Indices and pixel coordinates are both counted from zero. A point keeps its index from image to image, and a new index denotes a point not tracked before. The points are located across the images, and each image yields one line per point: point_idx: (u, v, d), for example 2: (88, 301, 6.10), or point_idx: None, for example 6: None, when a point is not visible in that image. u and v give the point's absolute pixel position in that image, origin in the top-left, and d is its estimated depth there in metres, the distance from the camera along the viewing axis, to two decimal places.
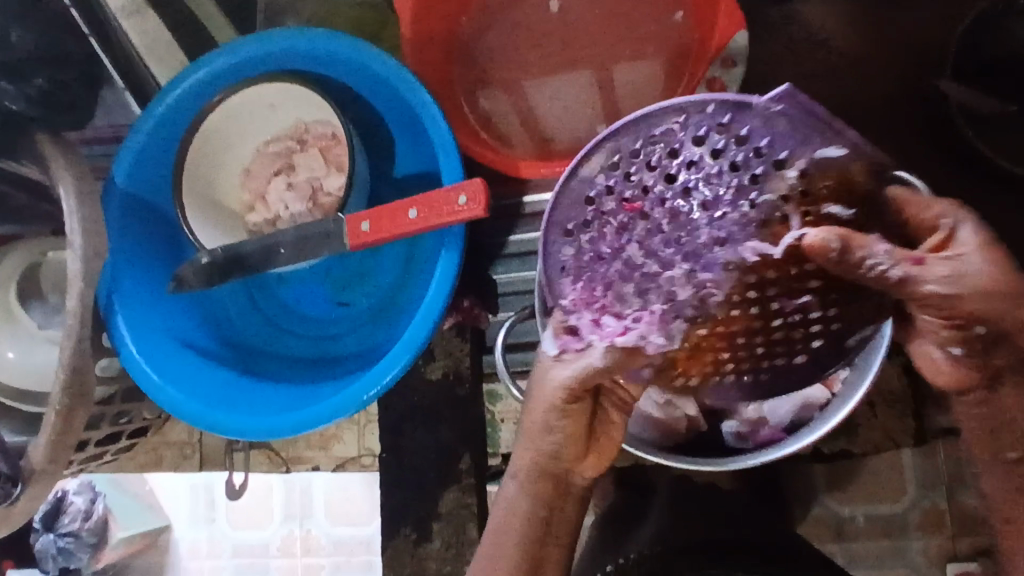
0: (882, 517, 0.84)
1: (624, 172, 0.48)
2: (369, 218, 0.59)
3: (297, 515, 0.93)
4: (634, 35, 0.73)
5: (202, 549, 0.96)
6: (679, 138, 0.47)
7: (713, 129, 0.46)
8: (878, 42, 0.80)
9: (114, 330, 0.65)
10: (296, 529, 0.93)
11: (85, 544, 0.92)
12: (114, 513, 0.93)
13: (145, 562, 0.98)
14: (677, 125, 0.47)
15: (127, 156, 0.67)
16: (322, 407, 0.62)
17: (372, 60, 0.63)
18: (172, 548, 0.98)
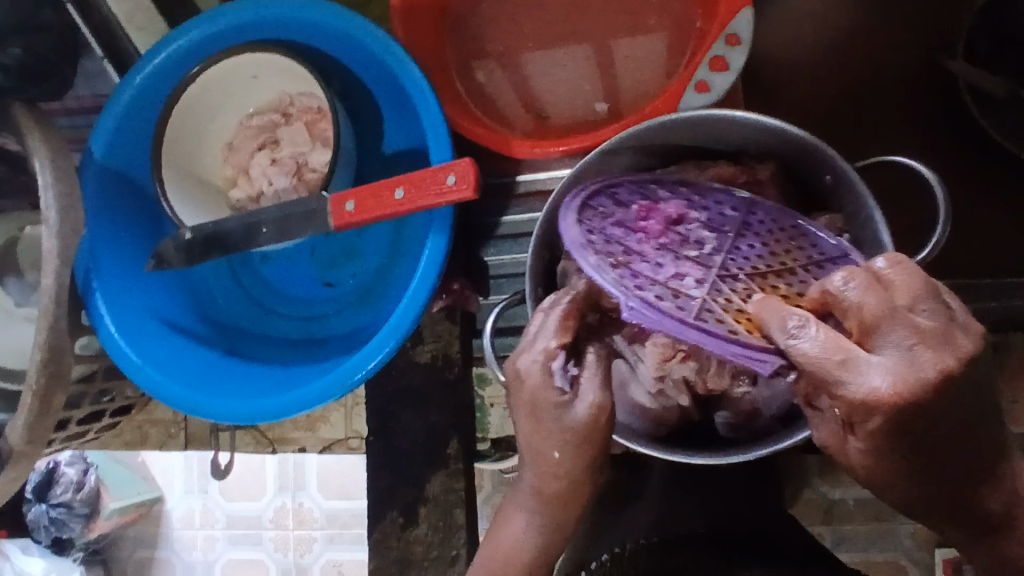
0: (872, 501, 0.87)
1: (607, 221, 0.49)
2: (354, 198, 0.56)
3: (290, 488, 1.07)
4: (634, 6, 0.70)
5: (196, 518, 1.12)
6: (604, 237, 0.47)
7: (623, 269, 0.44)
8: (890, 17, 0.76)
9: (91, 309, 0.63)
10: (288, 502, 1.07)
11: (79, 514, 1.07)
12: (105, 485, 1.08)
13: (137, 531, 1.15)
14: (591, 230, 0.47)
15: (104, 127, 0.64)
16: (307, 391, 0.60)
17: (359, 32, 0.60)
18: (164, 518, 1.14)
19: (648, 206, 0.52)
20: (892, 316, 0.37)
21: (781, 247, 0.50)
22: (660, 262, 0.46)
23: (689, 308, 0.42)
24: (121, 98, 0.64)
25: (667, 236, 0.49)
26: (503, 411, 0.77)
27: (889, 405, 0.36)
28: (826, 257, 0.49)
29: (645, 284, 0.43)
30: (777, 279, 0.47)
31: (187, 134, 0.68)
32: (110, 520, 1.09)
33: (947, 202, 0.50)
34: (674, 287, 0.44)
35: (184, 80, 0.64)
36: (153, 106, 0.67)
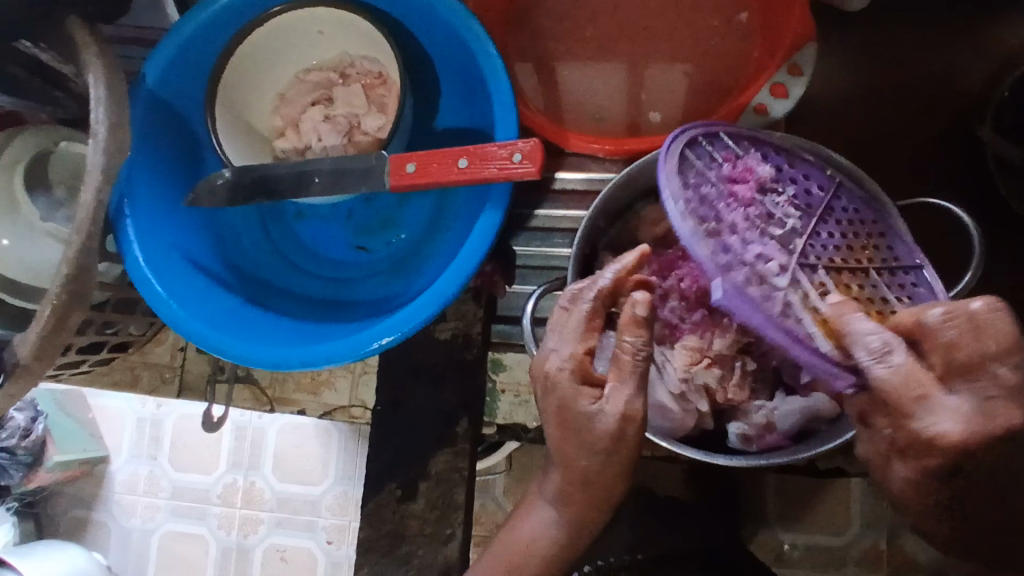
0: (823, 548, 0.86)
1: (703, 181, 0.52)
2: (416, 160, 0.57)
3: (243, 464, 0.93)
4: (694, 29, 0.73)
5: (140, 485, 0.95)
6: (699, 202, 0.51)
7: (715, 248, 0.49)
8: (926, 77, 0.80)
9: (121, 235, 0.61)
10: (240, 479, 0.93)
11: (21, 463, 0.88)
12: (53, 437, 0.89)
13: (78, 490, 0.96)
14: (688, 195, 0.51)
15: (161, 55, 0.63)
16: (334, 347, 0.59)
17: (439, 3, 0.61)
18: (107, 481, 0.96)
19: (744, 169, 0.53)
20: (978, 363, 0.42)
21: (858, 242, 0.54)
22: (748, 240, 0.50)
23: (769, 299, 0.48)
24: (183, 30, 0.63)
25: (760, 206, 0.52)
26: (514, 398, 0.80)
27: (952, 445, 0.41)
28: (898, 263, 0.54)
29: (733, 264, 0.49)
30: (849, 277, 0.51)
31: (243, 76, 0.68)
32: (52, 473, 0.89)
33: (981, 248, 0.52)
34: (759, 272, 0.49)
35: (254, 21, 0.64)
36: (211, 44, 0.66)
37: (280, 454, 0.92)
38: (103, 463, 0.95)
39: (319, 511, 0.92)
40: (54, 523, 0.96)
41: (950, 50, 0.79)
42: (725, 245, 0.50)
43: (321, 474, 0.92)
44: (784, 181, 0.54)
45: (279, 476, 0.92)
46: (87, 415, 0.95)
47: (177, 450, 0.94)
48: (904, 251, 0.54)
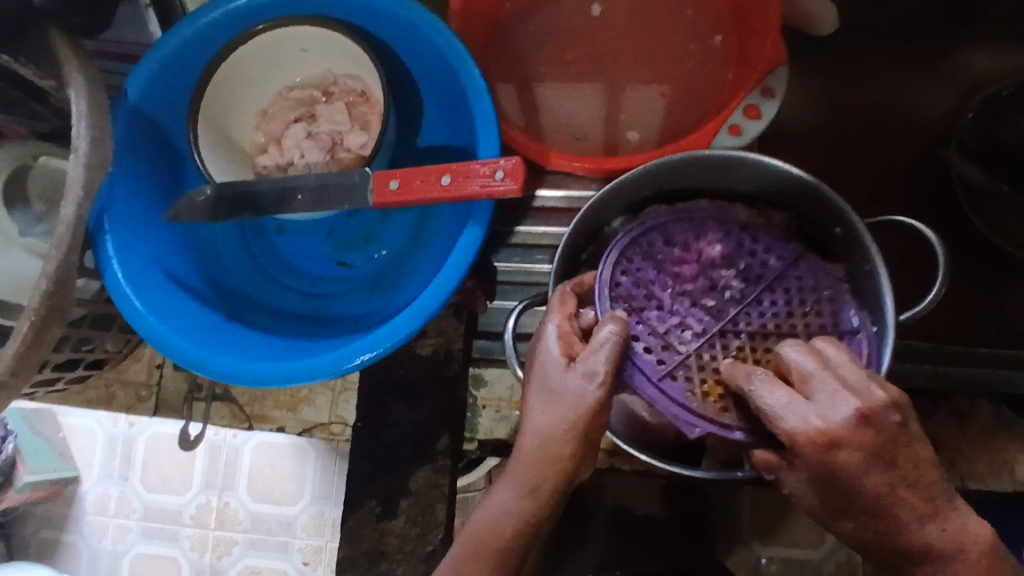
0: (796, 562, 0.87)
1: (646, 261, 0.60)
2: (400, 177, 0.57)
3: (217, 484, 0.91)
4: (670, 52, 0.75)
5: (111, 506, 0.93)
6: (631, 280, 0.59)
7: (633, 318, 0.57)
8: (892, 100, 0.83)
9: (100, 250, 0.61)
10: (213, 500, 0.91)
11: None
12: (24, 456, 0.87)
13: (47, 511, 0.93)
14: (622, 274, 0.59)
15: (144, 70, 0.63)
16: (315, 363, 0.59)
17: (423, 23, 0.62)
18: (77, 502, 0.93)
19: (692, 247, 0.61)
20: (827, 371, 0.44)
21: (800, 310, 0.59)
22: (672, 310, 0.58)
23: (668, 363, 0.55)
24: (169, 45, 0.63)
25: (699, 279, 0.59)
26: (495, 413, 0.80)
27: (820, 441, 0.41)
28: (838, 328, 0.58)
29: (645, 334, 0.56)
30: (775, 342, 0.57)
31: (227, 93, 0.68)
32: (22, 494, 0.86)
33: (947, 263, 0.54)
34: (668, 339, 0.56)
35: (239, 39, 0.65)
36: (194, 60, 0.66)
37: (255, 474, 0.90)
38: (73, 484, 0.93)
39: (295, 531, 0.90)
40: (20, 547, 0.94)
41: (914, 76, 0.82)
42: (644, 316, 0.57)
43: (297, 495, 0.90)
44: (739, 254, 0.61)
45: (254, 497, 0.91)
46: (58, 434, 0.92)
47: (149, 469, 0.92)
48: (850, 322, 0.58)
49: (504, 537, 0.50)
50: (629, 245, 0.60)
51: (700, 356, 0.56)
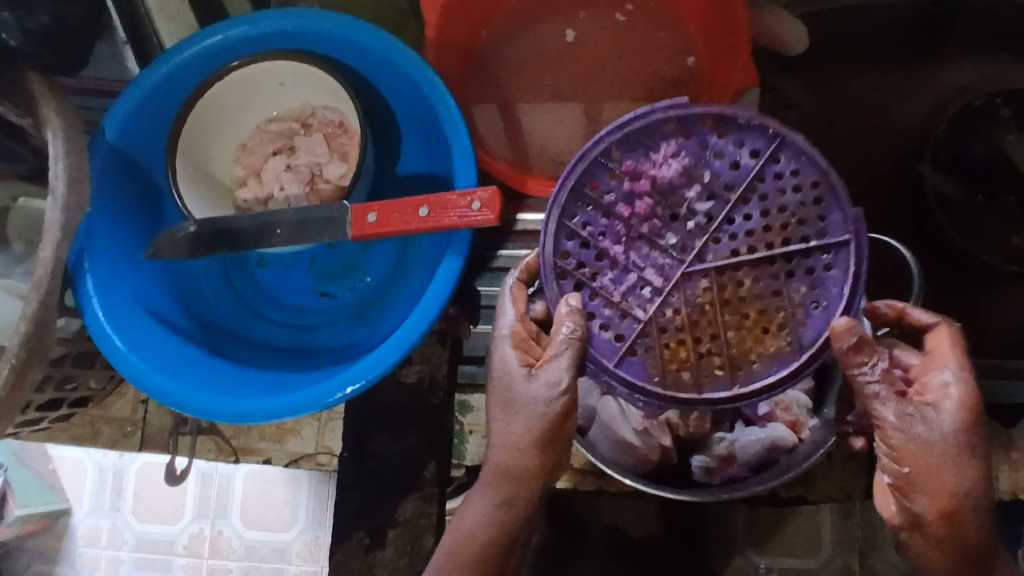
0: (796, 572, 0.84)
1: (595, 208, 0.54)
2: (377, 210, 0.58)
3: (209, 513, 0.91)
4: (644, 74, 0.76)
5: (103, 538, 0.93)
6: (580, 237, 0.54)
7: (587, 286, 0.53)
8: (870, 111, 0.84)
9: (80, 289, 0.61)
10: (206, 528, 0.91)
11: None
12: (13, 491, 0.88)
13: (39, 544, 0.93)
14: (569, 233, 0.54)
15: (121, 109, 0.64)
16: (298, 397, 0.59)
17: (397, 56, 0.63)
18: (69, 534, 0.93)
19: (647, 174, 0.54)
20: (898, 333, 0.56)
21: (777, 220, 0.52)
22: (629, 264, 0.53)
23: (627, 334, 0.52)
24: (146, 83, 0.64)
25: (658, 215, 0.53)
26: (482, 439, 0.80)
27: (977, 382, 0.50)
28: (819, 239, 0.52)
29: (602, 302, 0.53)
30: (746, 273, 0.52)
31: (206, 129, 0.68)
32: (13, 528, 0.88)
33: (919, 275, 0.58)
34: (627, 304, 0.53)
35: (215, 74, 0.65)
36: (172, 97, 0.67)
37: (246, 502, 0.90)
38: (64, 517, 0.93)
39: (288, 557, 0.90)
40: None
41: (883, 92, 0.84)
42: (598, 279, 0.53)
43: (289, 523, 0.90)
44: (701, 165, 0.53)
45: (246, 525, 0.91)
46: (47, 466, 0.92)
47: (140, 501, 0.92)
48: (837, 223, 0.52)
49: (480, 545, 0.56)
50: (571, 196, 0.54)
51: (662, 314, 0.52)
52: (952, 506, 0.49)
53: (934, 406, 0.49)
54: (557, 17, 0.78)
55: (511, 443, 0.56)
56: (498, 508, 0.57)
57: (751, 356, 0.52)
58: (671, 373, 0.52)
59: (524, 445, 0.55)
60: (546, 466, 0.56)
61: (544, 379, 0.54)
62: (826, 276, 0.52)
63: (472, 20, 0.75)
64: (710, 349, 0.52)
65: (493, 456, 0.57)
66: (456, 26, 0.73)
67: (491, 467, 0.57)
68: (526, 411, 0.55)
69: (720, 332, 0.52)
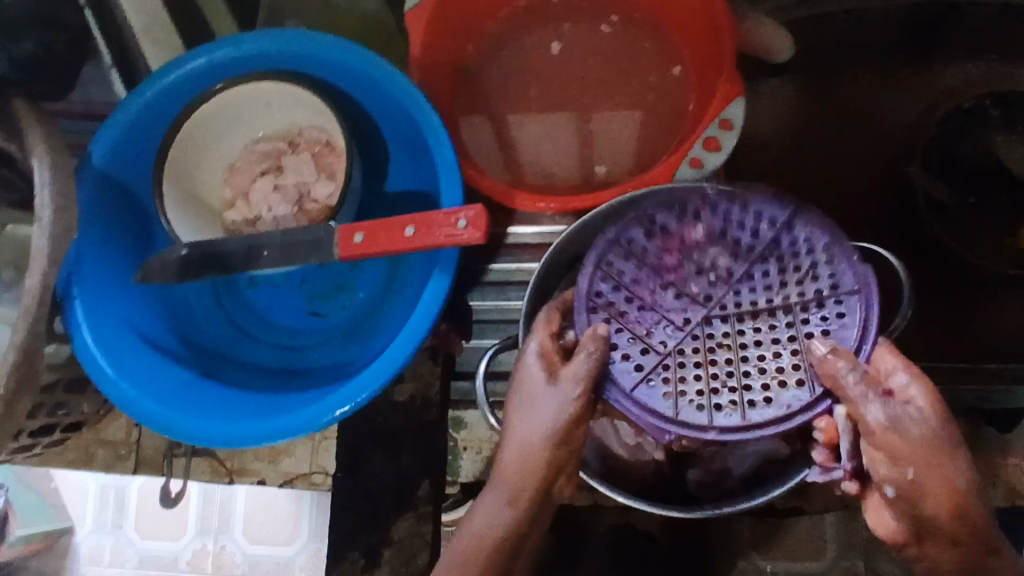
0: None
1: (626, 258, 0.56)
2: (364, 231, 0.58)
3: (212, 529, 0.91)
4: (631, 85, 0.76)
5: (105, 556, 0.93)
6: (612, 282, 0.56)
7: (614, 321, 0.55)
8: (857, 117, 0.84)
9: (68, 315, 0.61)
10: (209, 544, 0.90)
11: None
12: (15, 509, 0.89)
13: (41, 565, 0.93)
14: (601, 276, 0.56)
15: (107, 134, 0.64)
16: (288, 420, 0.59)
17: (381, 75, 0.63)
18: (72, 554, 0.93)
19: (679, 236, 0.57)
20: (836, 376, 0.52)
21: (799, 278, 0.54)
22: (652, 309, 0.55)
23: (647, 368, 0.53)
24: (132, 107, 0.64)
25: (682, 267, 0.56)
26: (475, 455, 0.81)
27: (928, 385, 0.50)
28: (839, 290, 0.53)
29: (626, 340, 0.54)
30: (765, 324, 0.53)
31: (193, 151, 0.69)
32: (14, 549, 0.89)
33: (910, 291, 0.55)
34: (647, 341, 0.54)
35: (201, 97, 0.65)
36: (158, 121, 0.67)
37: (249, 517, 0.90)
38: (67, 535, 0.92)
39: (292, 571, 0.89)
40: None
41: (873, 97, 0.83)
42: (625, 319, 0.55)
43: (293, 536, 0.89)
44: (727, 229, 0.56)
45: (249, 539, 0.90)
46: (48, 485, 0.91)
47: (143, 518, 0.91)
48: (851, 281, 0.53)
49: (487, 551, 0.53)
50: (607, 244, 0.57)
51: (680, 351, 0.53)
52: (956, 500, 0.48)
53: (914, 412, 0.48)
54: (542, 31, 0.78)
55: (525, 444, 0.54)
56: (509, 514, 0.54)
57: (766, 389, 0.51)
58: (692, 408, 0.52)
59: (535, 451, 0.54)
60: (555, 469, 0.54)
61: (569, 381, 0.53)
62: (846, 323, 0.52)
63: (458, 35, 0.76)
64: (727, 391, 0.52)
65: (502, 460, 0.54)
66: (441, 41, 0.73)
67: (501, 469, 0.55)
68: (541, 415, 0.53)
69: (734, 373, 0.52)
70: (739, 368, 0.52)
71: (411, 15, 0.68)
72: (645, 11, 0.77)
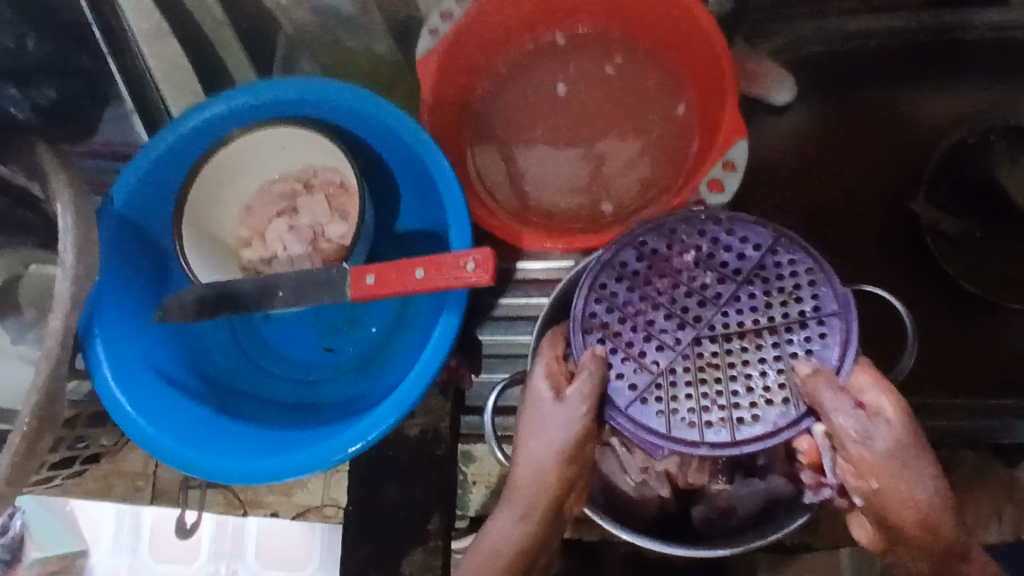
0: None
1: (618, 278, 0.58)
2: (375, 272, 0.59)
3: (226, 552, 0.90)
4: (636, 124, 0.78)
5: None
6: (605, 302, 0.57)
7: (608, 342, 0.56)
8: (865, 146, 0.84)
9: (90, 355, 0.63)
10: (223, 568, 0.90)
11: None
12: (31, 532, 0.89)
13: None
14: (595, 296, 0.57)
15: (129, 180, 0.66)
16: (301, 457, 0.60)
17: (393, 121, 0.65)
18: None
19: (664, 253, 0.58)
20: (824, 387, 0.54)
21: (781, 297, 0.55)
22: (642, 329, 0.56)
23: (640, 386, 0.55)
24: (152, 153, 0.67)
25: (670, 290, 0.57)
26: (485, 489, 0.80)
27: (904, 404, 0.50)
28: (820, 311, 0.54)
29: (620, 358, 0.56)
30: (752, 342, 0.54)
31: (210, 193, 0.71)
32: (32, 572, 0.88)
33: (914, 334, 0.57)
34: (640, 359, 0.55)
35: (218, 142, 0.67)
36: (178, 165, 0.69)
37: (262, 542, 0.90)
38: (83, 558, 0.91)
39: None
40: None
41: (878, 128, 0.84)
42: (620, 340, 0.56)
43: (306, 561, 0.89)
44: (715, 247, 0.58)
45: (263, 562, 0.89)
46: (66, 507, 0.91)
47: (158, 541, 0.91)
48: (829, 297, 0.54)
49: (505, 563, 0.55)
50: (602, 268, 0.58)
51: (673, 370, 0.55)
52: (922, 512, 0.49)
53: (880, 427, 0.49)
54: (548, 70, 0.80)
55: (538, 459, 0.55)
56: (519, 532, 0.55)
57: (754, 413, 0.52)
58: (686, 423, 0.53)
59: (548, 471, 0.55)
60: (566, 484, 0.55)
61: (576, 402, 0.54)
62: (828, 343, 0.53)
63: (467, 75, 0.78)
64: (720, 413, 0.53)
65: (514, 473, 0.56)
66: (451, 82, 0.75)
67: (513, 486, 0.56)
68: (549, 437, 0.55)
69: (726, 395, 0.53)
70: (731, 392, 0.53)
71: (422, 62, 0.71)
72: (648, 50, 0.79)
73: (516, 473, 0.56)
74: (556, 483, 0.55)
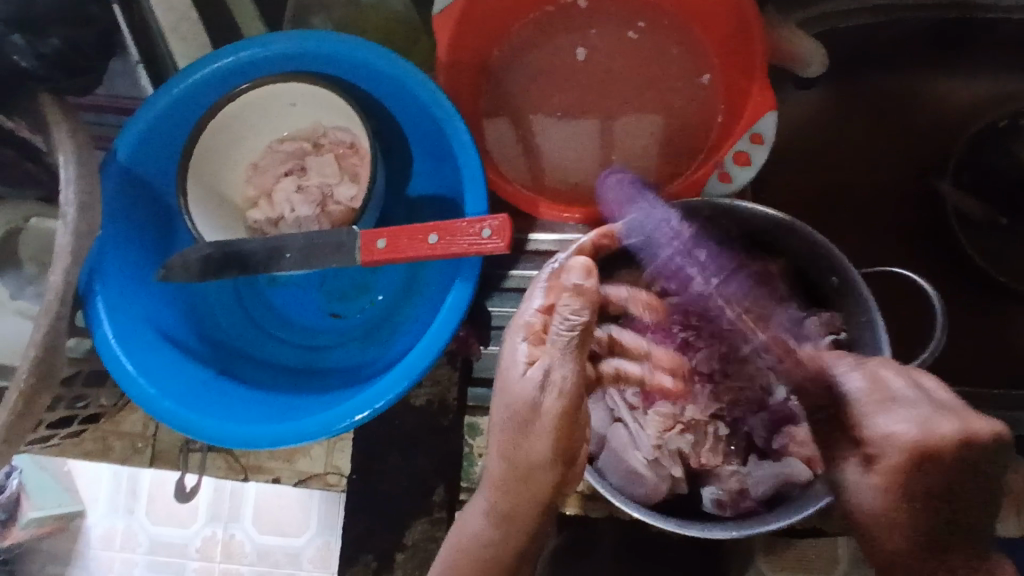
0: None
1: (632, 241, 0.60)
2: (386, 236, 0.57)
3: (223, 516, 0.92)
4: (659, 92, 0.75)
5: (117, 539, 0.94)
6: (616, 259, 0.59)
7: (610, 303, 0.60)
8: (891, 125, 0.82)
9: (90, 312, 0.61)
10: (219, 531, 0.91)
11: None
12: (28, 493, 0.90)
13: (53, 546, 0.94)
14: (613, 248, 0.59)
15: (132, 132, 0.64)
16: (305, 424, 0.59)
17: (408, 79, 0.62)
18: (83, 535, 0.94)
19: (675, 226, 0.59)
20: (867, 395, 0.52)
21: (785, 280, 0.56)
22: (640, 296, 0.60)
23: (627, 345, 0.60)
24: (157, 104, 0.64)
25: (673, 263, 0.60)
26: None
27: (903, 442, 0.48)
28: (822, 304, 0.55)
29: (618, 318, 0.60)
30: None
31: (217, 149, 0.68)
32: (27, 531, 0.90)
33: (943, 318, 0.57)
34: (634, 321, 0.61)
35: (226, 95, 0.65)
36: (184, 118, 0.67)
37: (258, 508, 0.90)
38: (78, 518, 0.93)
39: (301, 562, 0.90)
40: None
41: (908, 105, 0.81)
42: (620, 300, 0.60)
43: (302, 526, 0.90)
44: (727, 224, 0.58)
45: (258, 528, 0.91)
46: (63, 468, 0.93)
47: (155, 503, 0.92)
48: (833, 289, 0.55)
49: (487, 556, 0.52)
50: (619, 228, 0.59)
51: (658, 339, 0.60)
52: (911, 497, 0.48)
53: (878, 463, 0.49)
54: (568, 34, 0.77)
55: (512, 440, 0.51)
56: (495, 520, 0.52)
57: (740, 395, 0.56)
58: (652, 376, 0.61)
59: (537, 436, 0.50)
60: (547, 469, 0.51)
61: (568, 356, 0.49)
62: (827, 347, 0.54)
63: (486, 36, 0.75)
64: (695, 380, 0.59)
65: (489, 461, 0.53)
66: (468, 43, 0.73)
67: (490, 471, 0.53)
68: (528, 404, 0.50)
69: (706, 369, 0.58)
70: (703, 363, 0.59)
71: (439, 19, 0.68)
72: (673, 17, 0.76)
73: (504, 444, 0.51)
74: (536, 466, 0.51)
